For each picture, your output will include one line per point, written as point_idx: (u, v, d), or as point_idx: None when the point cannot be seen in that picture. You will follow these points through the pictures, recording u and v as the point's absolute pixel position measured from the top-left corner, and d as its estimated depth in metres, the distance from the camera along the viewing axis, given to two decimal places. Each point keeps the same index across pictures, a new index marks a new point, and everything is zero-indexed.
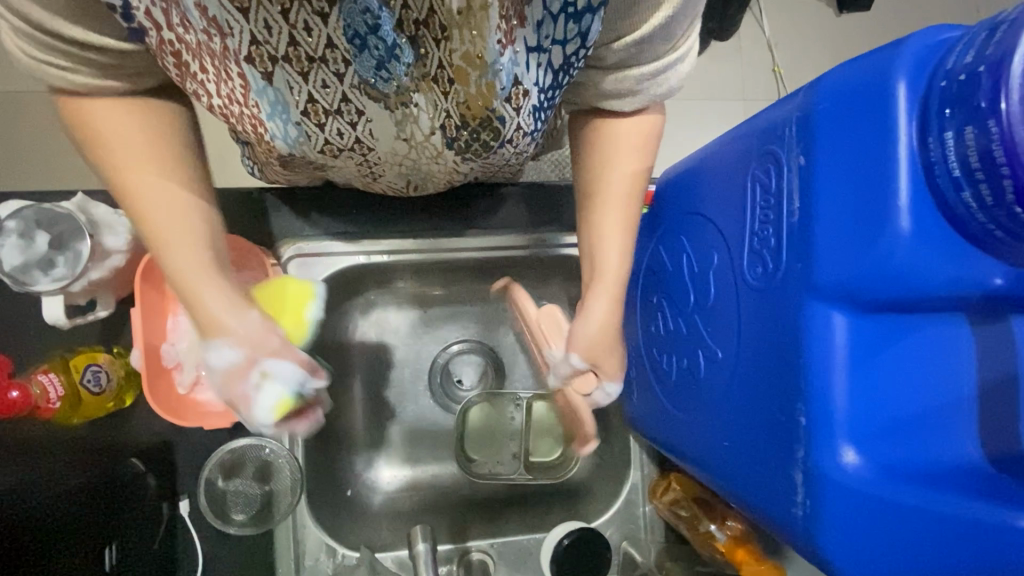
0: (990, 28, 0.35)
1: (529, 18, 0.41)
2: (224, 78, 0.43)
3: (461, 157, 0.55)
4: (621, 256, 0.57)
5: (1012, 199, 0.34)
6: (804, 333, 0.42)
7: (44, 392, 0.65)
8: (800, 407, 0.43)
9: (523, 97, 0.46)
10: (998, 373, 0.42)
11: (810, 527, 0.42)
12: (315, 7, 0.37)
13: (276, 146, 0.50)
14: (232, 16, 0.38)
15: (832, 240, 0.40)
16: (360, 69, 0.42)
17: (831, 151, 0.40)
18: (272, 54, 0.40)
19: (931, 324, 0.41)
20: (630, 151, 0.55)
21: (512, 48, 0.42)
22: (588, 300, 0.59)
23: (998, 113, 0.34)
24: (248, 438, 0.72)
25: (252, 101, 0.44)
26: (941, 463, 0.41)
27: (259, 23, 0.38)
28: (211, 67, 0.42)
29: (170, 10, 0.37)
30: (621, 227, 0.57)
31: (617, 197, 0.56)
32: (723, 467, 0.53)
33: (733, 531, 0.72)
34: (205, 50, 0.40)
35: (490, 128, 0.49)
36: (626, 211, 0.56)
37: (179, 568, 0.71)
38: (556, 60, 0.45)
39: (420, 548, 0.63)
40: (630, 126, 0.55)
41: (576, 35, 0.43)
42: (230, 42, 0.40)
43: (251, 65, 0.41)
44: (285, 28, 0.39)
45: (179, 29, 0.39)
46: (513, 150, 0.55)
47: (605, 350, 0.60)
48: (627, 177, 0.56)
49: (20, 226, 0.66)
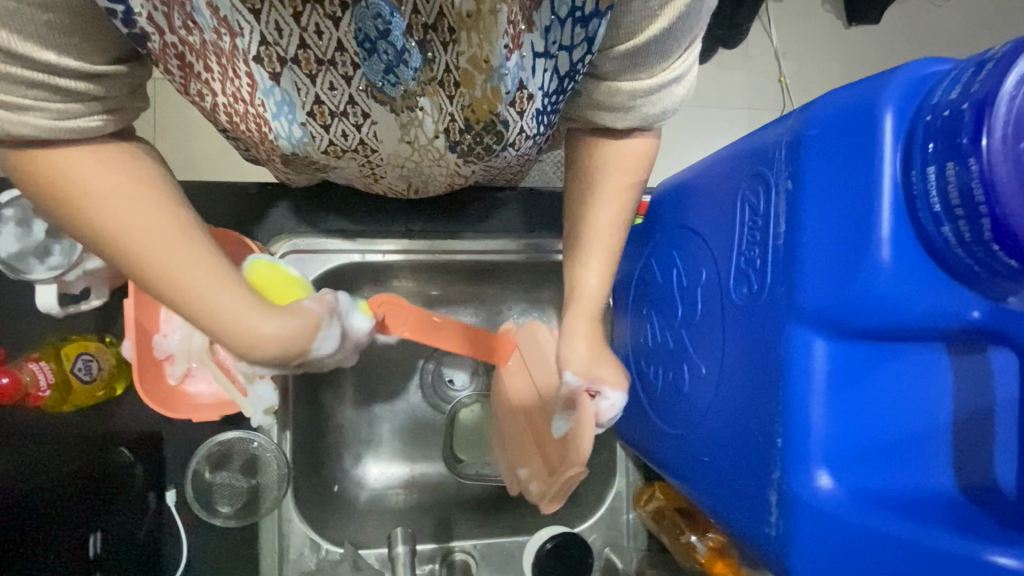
0: (978, 64, 0.35)
1: (537, 23, 0.41)
2: (231, 78, 0.43)
3: (463, 160, 0.55)
4: (600, 279, 0.58)
5: (989, 238, 0.35)
6: (784, 356, 0.43)
7: (34, 379, 0.66)
8: (777, 428, 0.43)
9: (527, 101, 0.46)
10: (971, 405, 0.42)
11: (781, 546, 0.43)
12: (328, 11, 0.38)
13: (280, 146, 0.50)
14: (243, 16, 0.38)
15: (815, 264, 0.41)
16: (368, 72, 0.43)
17: (818, 177, 0.41)
18: (281, 55, 0.41)
19: (911, 353, 0.42)
20: (620, 176, 0.56)
21: (518, 53, 0.42)
22: (566, 320, 0.59)
23: (978, 152, 0.34)
24: (237, 431, 0.73)
25: (258, 100, 0.45)
26: (915, 489, 0.42)
27: (270, 24, 0.39)
28: (216, 66, 0.42)
29: (173, 12, 0.37)
30: (606, 249, 0.57)
31: (607, 221, 0.57)
32: (703, 483, 0.53)
33: (715, 543, 0.70)
34: (213, 49, 0.41)
35: (493, 132, 0.49)
36: (614, 234, 0.57)
37: (162, 566, 0.71)
38: (562, 67, 0.45)
39: (400, 550, 0.64)
40: (623, 150, 0.55)
41: (584, 40, 0.43)
42: (240, 42, 0.40)
43: (260, 66, 0.42)
44: (296, 30, 0.39)
45: (181, 30, 0.39)
46: (515, 153, 0.55)
47: (598, 361, 0.58)
48: (620, 202, 0.56)
49: (18, 214, 0.66)
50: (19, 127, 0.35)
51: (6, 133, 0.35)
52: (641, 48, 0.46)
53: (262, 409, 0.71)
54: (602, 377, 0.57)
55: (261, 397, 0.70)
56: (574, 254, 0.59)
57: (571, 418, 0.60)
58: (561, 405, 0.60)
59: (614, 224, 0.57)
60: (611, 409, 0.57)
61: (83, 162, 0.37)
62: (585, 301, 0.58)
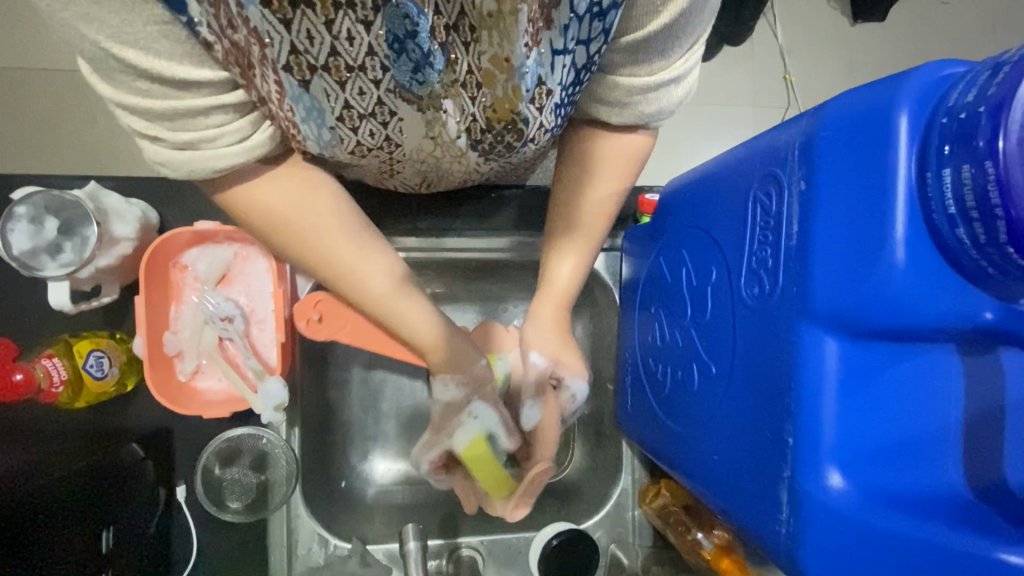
0: (994, 67, 0.35)
1: (555, 22, 0.40)
2: (263, 82, 0.42)
3: (483, 157, 0.56)
4: (573, 270, 0.63)
5: (1003, 241, 0.35)
6: (796, 355, 0.43)
7: (47, 375, 0.66)
8: (788, 427, 0.43)
9: (546, 97, 0.47)
10: (981, 406, 0.42)
11: (792, 544, 0.43)
12: (359, 15, 0.37)
13: (307, 145, 0.50)
14: (274, 27, 0.37)
15: (830, 264, 0.41)
16: (397, 74, 0.41)
17: (832, 179, 0.41)
18: (311, 63, 0.40)
19: (923, 354, 0.42)
20: (611, 173, 0.58)
21: (537, 50, 0.42)
22: (536, 306, 0.65)
23: (995, 155, 0.34)
24: (246, 427, 0.75)
25: (286, 105, 0.44)
26: (927, 489, 0.42)
27: (302, 33, 0.38)
28: (258, 66, 0.41)
29: (221, 12, 0.36)
30: (583, 243, 0.62)
31: (593, 216, 0.60)
32: (712, 481, 0.54)
33: (721, 539, 0.70)
34: (251, 55, 0.39)
35: (514, 130, 0.50)
36: (595, 229, 0.61)
37: (173, 553, 0.74)
38: (579, 60, 0.45)
39: (410, 546, 0.64)
40: (615, 148, 0.57)
41: (600, 33, 0.43)
42: (270, 51, 0.39)
43: (290, 74, 0.41)
44: (327, 38, 0.38)
45: (229, 31, 0.38)
46: (534, 147, 0.56)
47: (562, 347, 0.66)
48: (609, 198, 0.59)
49: (30, 212, 0.66)
50: (221, 152, 0.45)
51: (219, 164, 0.45)
52: (643, 42, 0.46)
53: (271, 406, 0.71)
54: (566, 363, 0.66)
55: (270, 393, 0.71)
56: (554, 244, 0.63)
57: (543, 405, 0.67)
58: (531, 394, 0.67)
59: (598, 219, 0.61)
60: (573, 396, 0.68)
61: (288, 195, 0.52)
62: (557, 290, 0.64)
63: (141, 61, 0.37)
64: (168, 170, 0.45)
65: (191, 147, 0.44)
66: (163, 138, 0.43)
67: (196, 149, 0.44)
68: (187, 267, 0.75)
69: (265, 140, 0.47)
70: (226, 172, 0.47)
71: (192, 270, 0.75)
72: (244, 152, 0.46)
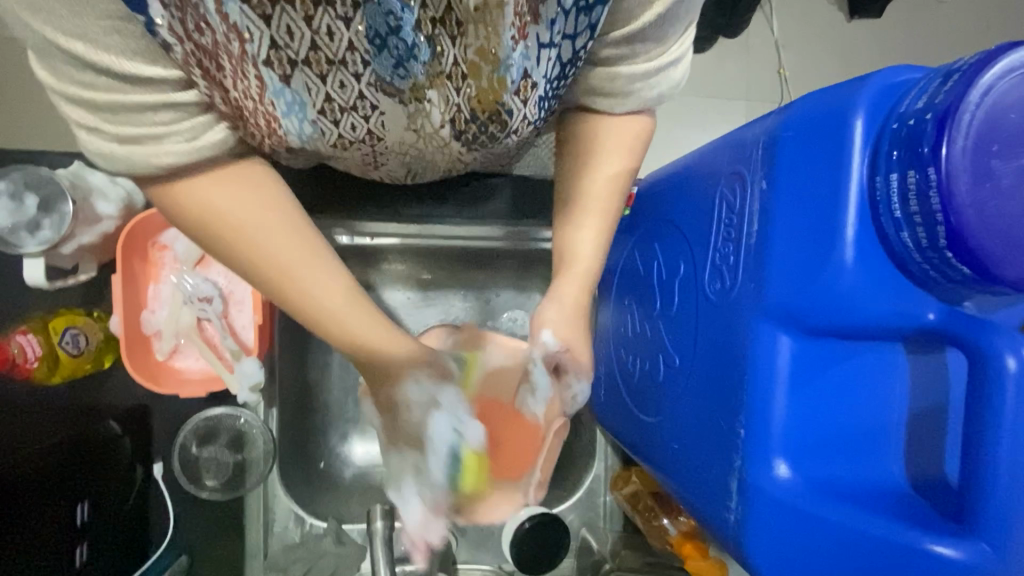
0: (945, 75, 0.36)
1: (543, 16, 0.41)
2: (240, 77, 0.41)
3: (467, 147, 0.55)
4: (595, 252, 0.55)
5: (943, 245, 0.36)
6: (750, 351, 0.44)
7: (22, 351, 0.66)
8: (740, 419, 0.45)
9: (531, 89, 0.46)
10: (927, 403, 0.44)
11: (739, 532, 0.45)
12: (339, 12, 0.37)
13: (288, 141, 0.48)
14: (253, 22, 0.37)
15: (784, 265, 0.42)
16: (378, 68, 0.42)
17: (789, 181, 0.42)
18: (291, 58, 0.40)
19: (869, 351, 0.43)
20: (613, 152, 0.54)
21: (524, 43, 0.42)
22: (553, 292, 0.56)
23: (939, 162, 0.35)
24: (224, 407, 0.75)
25: (267, 100, 0.43)
26: (866, 479, 0.44)
27: (281, 29, 0.38)
28: (228, 67, 0.40)
29: (186, 15, 0.36)
30: (598, 232, 0.55)
31: (596, 199, 0.54)
32: (674, 472, 0.55)
33: (686, 526, 0.73)
34: (223, 50, 0.39)
35: (498, 121, 0.49)
36: (605, 215, 0.55)
37: (150, 528, 0.75)
38: (565, 55, 0.45)
39: (378, 525, 0.65)
40: (623, 134, 0.54)
41: (586, 28, 0.43)
42: (250, 47, 0.39)
43: (270, 68, 0.41)
44: (307, 33, 0.39)
45: (196, 33, 0.37)
46: (517, 138, 0.54)
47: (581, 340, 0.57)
48: (611, 184, 0.54)
49: (10, 188, 0.67)
50: (165, 149, 0.41)
51: (162, 161, 0.41)
52: (639, 33, 0.46)
53: (248, 386, 0.73)
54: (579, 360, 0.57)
55: (247, 373, 0.72)
56: (563, 228, 0.56)
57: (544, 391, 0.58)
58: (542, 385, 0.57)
59: (613, 182, 0.54)
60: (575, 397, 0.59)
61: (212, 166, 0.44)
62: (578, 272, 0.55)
63: (89, 55, 0.36)
64: (105, 163, 0.42)
65: (133, 142, 0.40)
66: (102, 130, 0.40)
67: (140, 143, 0.40)
68: (166, 247, 0.75)
69: (221, 141, 0.43)
70: (173, 170, 0.42)
71: (170, 249, 0.75)
72: (192, 151, 0.42)
